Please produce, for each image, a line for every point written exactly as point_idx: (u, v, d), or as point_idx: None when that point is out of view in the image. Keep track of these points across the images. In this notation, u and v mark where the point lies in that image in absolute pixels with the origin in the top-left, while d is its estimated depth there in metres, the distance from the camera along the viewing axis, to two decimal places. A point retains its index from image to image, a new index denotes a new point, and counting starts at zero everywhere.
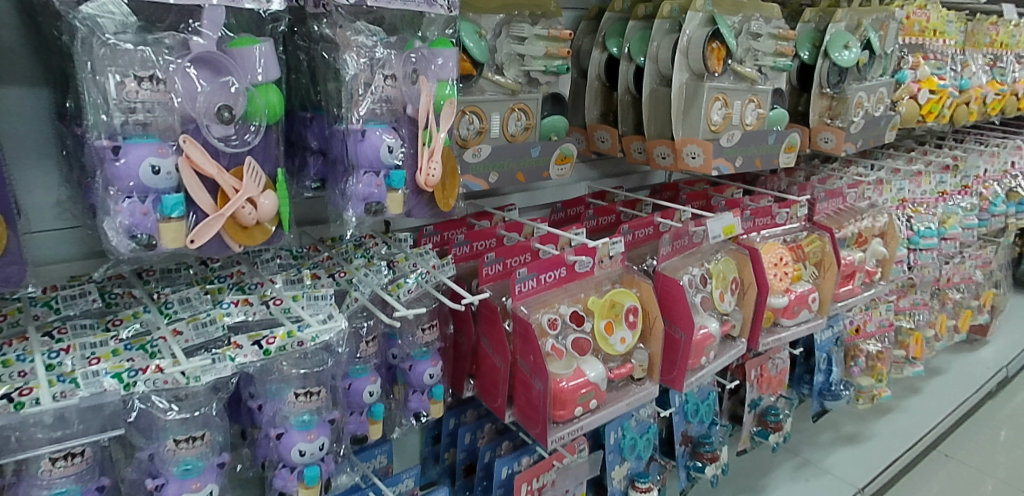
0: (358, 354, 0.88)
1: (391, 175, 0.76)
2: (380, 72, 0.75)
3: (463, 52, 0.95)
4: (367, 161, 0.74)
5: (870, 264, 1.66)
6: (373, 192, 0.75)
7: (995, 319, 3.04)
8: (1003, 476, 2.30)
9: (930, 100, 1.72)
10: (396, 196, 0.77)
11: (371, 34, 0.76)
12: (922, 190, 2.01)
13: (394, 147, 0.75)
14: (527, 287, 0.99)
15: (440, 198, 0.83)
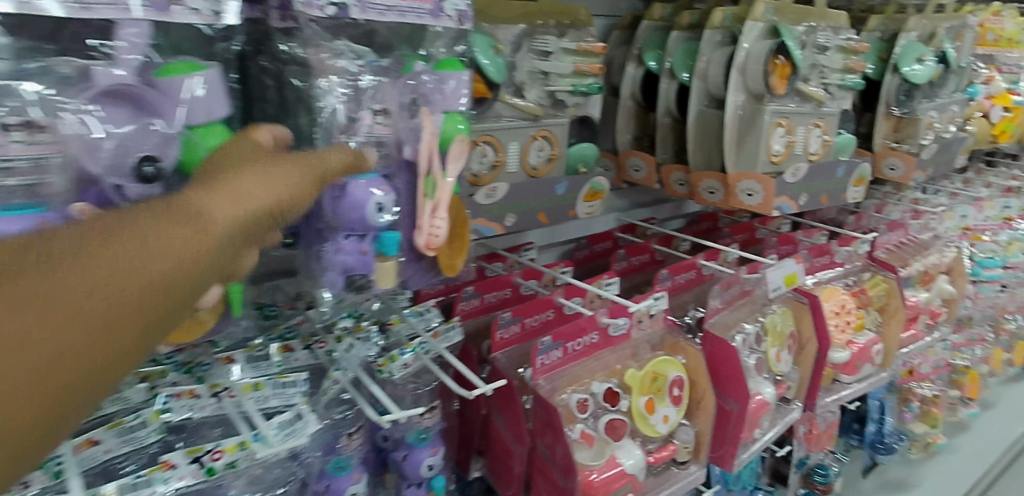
0: (339, 447, 0.72)
1: (381, 238, 0.59)
2: (368, 105, 0.58)
3: (477, 71, 0.77)
4: (348, 223, 0.57)
5: (936, 304, 1.46)
6: (358, 262, 0.59)
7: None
8: None
9: (1003, 118, 1.52)
10: (386, 265, 0.60)
11: (354, 56, 0.60)
12: (985, 216, 1.80)
13: (384, 205, 0.57)
14: (550, 359, 0.82)
15: (446, 260, 0.66)
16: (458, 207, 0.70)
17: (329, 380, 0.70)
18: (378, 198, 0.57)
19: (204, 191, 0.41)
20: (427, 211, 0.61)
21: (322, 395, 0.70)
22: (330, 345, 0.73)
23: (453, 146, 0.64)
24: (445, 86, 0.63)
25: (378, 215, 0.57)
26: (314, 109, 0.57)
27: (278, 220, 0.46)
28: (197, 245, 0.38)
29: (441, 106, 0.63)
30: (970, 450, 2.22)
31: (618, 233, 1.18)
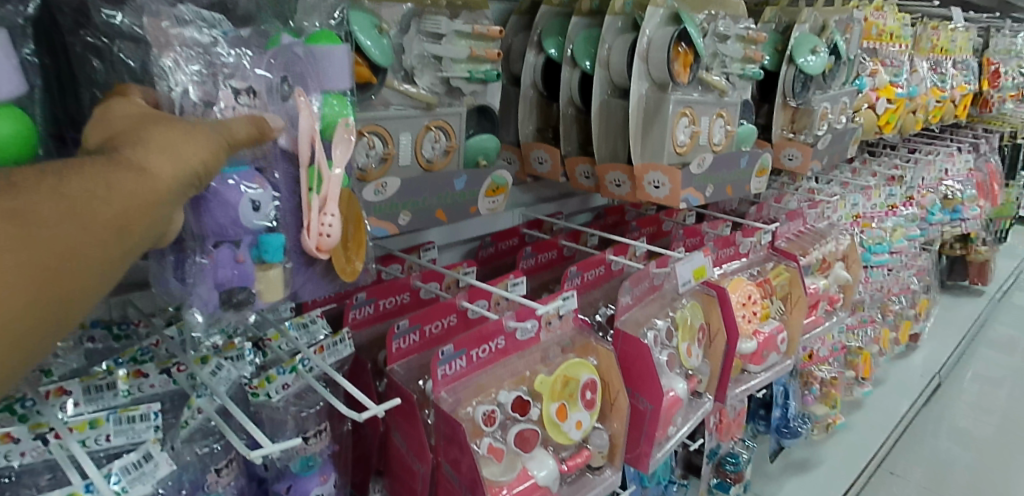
0: (208, 486, 0.62)
1: (262, 241, 0.50)
2: (222, 81, 0.50)
3: (357, 52, 0.69)
4: (213, 225, 0.48)
5: (833, 291, 1.50)
6: (233, 273, 0.50)
7: (927, 324, 3.02)
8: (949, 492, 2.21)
9: (887, 109, 1.59)
10: (269, 274, 0.52)
11: (206, 25, 0.52)
12: (873, 204, 1.89)
13: (260, 203, 0.49)
14: (453, 369, 0.75)
15: (342, 264, 0.58)
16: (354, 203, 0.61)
17: (189, 410, 0.61)
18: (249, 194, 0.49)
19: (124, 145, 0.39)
20: (315, 209, 0.52)
21: (180, 427, 0.61)
22: (192, 367, 0.63)
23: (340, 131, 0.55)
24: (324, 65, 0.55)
25: (253, 213, 0.49)
26: (156, 90, 0.48)
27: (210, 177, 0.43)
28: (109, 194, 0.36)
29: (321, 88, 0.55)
30: (864, 426, 2.34)
31: (524, 230, 1.12)
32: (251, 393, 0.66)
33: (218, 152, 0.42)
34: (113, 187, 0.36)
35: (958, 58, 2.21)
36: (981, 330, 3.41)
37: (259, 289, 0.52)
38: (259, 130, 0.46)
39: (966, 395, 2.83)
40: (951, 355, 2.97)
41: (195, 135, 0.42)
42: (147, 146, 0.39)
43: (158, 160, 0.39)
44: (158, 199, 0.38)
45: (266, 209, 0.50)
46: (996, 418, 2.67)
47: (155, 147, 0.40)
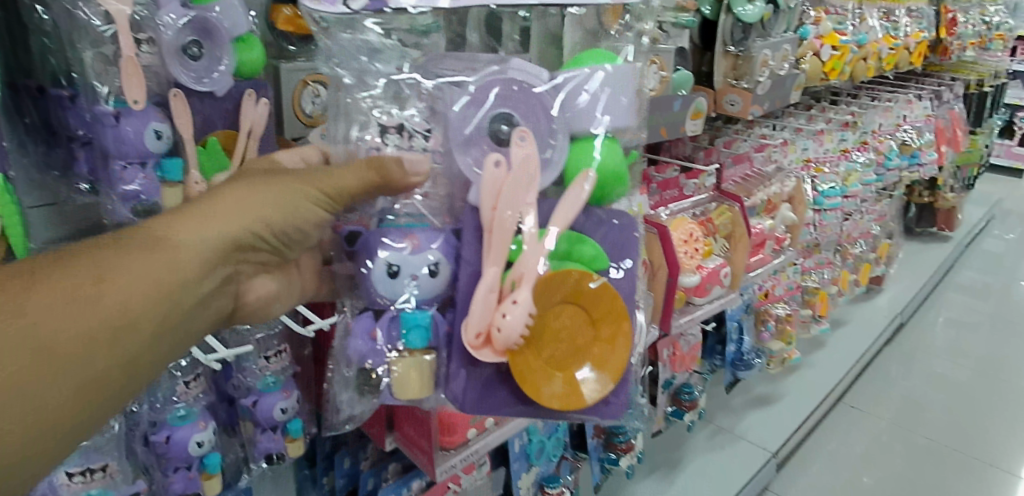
0: (175, 396, 0.70)
1: (404, 319, 0.61)
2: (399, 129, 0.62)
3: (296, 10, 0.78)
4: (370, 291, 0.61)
5: (780, 231, 1.59)
6: (369, 345, 0.62)
7: (891, 267, 3.12)
8: (896, 419, 2.33)
9: (831, 56, 1.65)
10: (409, 359, 0.61)
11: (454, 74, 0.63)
12: (825, 149, 1.97)
13: (398, 275, 0.59)
14: None
15: (524, 370, 0.59)
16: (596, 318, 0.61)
17: None
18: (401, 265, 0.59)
19: (195, 212, 0.53)
20: (488, 301, 0.56)
21: None
22: None
23: (570, 189, 0.60)
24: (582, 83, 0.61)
25: (409, 289, 0.60)
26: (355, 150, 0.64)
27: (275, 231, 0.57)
28: (175, 259, 0.49)
29: (568, 122, 0.61)
30: (824, 363, 2.45)
31: None
32: None
33: (280, 211, 0.57)
34: (169, 256, 0.49)
35: (910, 5, 2.26)
36: (947, 272, 3.51)
37: (395, 372, 0.62)
38: (370, 176, 0.59)
39: (933, 334, 2.93)
40: (915, 298, 3.08)
41: (262, 201, 0.56)
42: (202, 218, 0.53)
43: (208, 227, 0.52)
44: (202, 266, 0.51)
45: (425, 290, 0.60)
46: (969, 358, 2.75)
47: (208, 221, 0.53)
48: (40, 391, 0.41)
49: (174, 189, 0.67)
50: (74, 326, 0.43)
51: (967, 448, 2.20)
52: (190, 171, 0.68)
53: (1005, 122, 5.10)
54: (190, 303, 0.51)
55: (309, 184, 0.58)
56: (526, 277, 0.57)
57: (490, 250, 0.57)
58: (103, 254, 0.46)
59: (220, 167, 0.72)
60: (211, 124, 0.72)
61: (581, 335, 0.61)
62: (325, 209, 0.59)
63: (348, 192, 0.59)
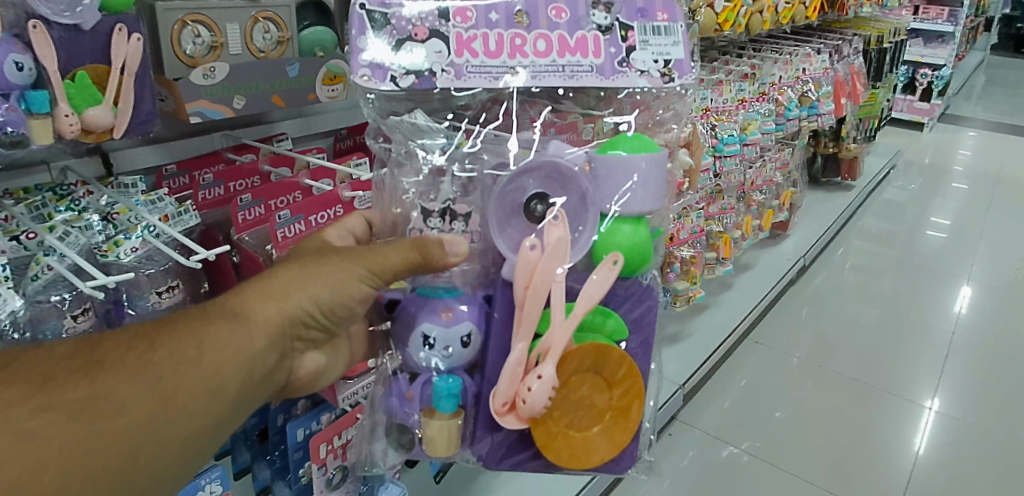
0: (64, 332, 0.73)
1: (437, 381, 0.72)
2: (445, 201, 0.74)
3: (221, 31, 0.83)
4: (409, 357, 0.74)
5: (679, 176, 1.68)
6: (405, 403, 0.74)
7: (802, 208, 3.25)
8: (806, 352, 2.40)
9: (725, 8, 1.74)
10: (433, 415, 0.73)
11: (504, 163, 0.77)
12: (724, 99, 2.08)
13: (433, 344, 0.71)
14: (291, 232, 0.86)
15: (538, 431, 0.71)
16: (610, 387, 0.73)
17: (38, 265, 0.70)
18: (438, 336, 0.71)
19: (257, 292, 0.63)
20: (517, 374, 0.68)
21: (31, 280, 0.70)
22: (39, 233, 0.72)
23: (597, 270, 0.72)
24: (612, 172, 0.75)
25: (441, 354, 0.72)
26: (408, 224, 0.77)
27: (323, 308, 0.66)
28: (236, 332, 0.59)
29: (598, 203, 0.75)
30: (732, 303, 2.47)
31: None
32: (101, 255, 0.75)
33: (326, 289, 0.65)
34: (235, 332, 0.59)
35: None
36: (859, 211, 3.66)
37: (424, 430, 0.73)
38: (410, 254, 0.67)
39: (846, 265, 3.07)
40: (830, 229, 3.19)
41: (312, 280, 0.65)
42: (268, 298, 0.63)
43: (263, 305, 0.63)
44: (258, 343, 0.61)
45: (458, 359, 0.72)
46: (877, 297, 2.79)
47: (271, 296, 0.64)
48: (138, 441, 0.51)
49: (43, 121, 0.68)
50: (159, 389, 0.53)
51: (879, 382, 2.26)
52: (58, 103, 0.70)
53: (909, 78, 5.37)
54: (245, 374, 0.60)
55: (361, 263, 0.67)
56: (549, 354, 0.68)
57: (521, 331, 0.68)
58: (199, 324, 0.58)
59: (93, 100, 0.73)
60: (77, 57, 0.72)
61: (597, 400, 0.73)
62: (370, 284, 0.67)
63: (390, 269, 0.67)
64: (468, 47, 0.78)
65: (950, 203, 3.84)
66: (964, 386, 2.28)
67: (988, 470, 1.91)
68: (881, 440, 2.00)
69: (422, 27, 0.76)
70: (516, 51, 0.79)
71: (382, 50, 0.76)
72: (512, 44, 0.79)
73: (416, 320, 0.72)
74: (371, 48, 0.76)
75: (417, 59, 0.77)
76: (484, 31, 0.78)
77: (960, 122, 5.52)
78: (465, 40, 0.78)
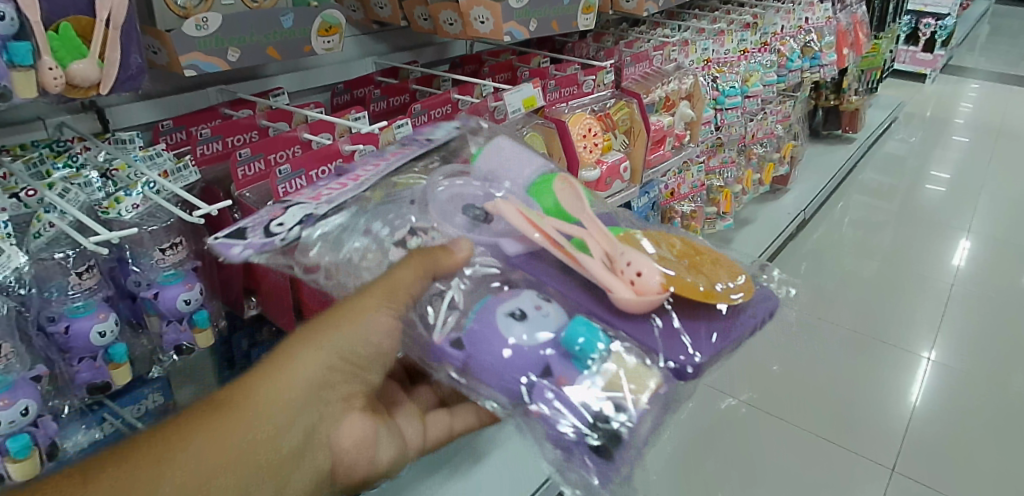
0: (71, 289, 0.73)
1: (568, 346, 0.61)
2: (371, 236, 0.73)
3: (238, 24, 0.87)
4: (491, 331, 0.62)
5: (679, 128, 1.65)
6: (570, 392, 0.59)
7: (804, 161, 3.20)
8: (805, 306, 2.41)
9: None
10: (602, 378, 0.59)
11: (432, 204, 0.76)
12: (725, 50, 2.04)
13: (521, 310, 0.63)
14: (293, 187, 0.86)
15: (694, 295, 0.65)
16: (687, 256, 0.72)
17: (38, 223, 0.70)
18: (527, 309, 0.63)
19: (255, 373, 0.55)
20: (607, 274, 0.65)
21: (34, 237, 0.71)
22: (39, 190, 0.71)
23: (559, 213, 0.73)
24: (496, 162, 0.81)
25: (540, 317, 0.62)
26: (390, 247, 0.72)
27: (336, 358, 0.58)
28: (219, 426, 0.50)
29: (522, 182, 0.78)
30: None
31: (377, 77, 1.17)
32: (102, 212, 0.74)
33: (331, 339, 0.58)
34: (218, 425, 0.50)
35: None
36: (862, 164, 3.61)
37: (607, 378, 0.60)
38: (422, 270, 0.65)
39: (846, 217, 3.05)
40: (832, 182, 3.16)
41: (315, 338, 0.58)
42: (266, 375, 0.55)
43: (258, 384, 0.54)
44: (251, 428, 0.51)
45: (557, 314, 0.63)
46: (877, 252, 2.79)
47: (265, 375, 0.55)
48: None
49: (26, 73, 0.67)
50: None
51: (878, 333, 2.28)
52: (42, 56, 0.68)
53: (914, 28, 5.22)
54: (244, 469, 0.49)
55: (369, 298, 0.61)
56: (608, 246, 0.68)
57: (566, 255, 0.67)
58: (170, 437, 0.48)
59: (78, 53, 0.72)
60: (62, 7, 0.71)
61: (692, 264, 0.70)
62: (387, 311, 0.61)
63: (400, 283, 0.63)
64: (322, 191, 0.76)
65: (951, 155, 3.81)
66: (960, 335, 2.31)
67: (982, 416, 1.96)
68: (880, 390, 2.03)
69: (303, 194, 0.77)
70: (406, 150, 0.85)
71: (259, 235, 0.68)
72: (403, 150, 0.85)
73: (486, 314, 0.63)
74: (245, 240, 0.68)
75: (289, 218, 0.71)
76: (380, 151, 0.86)
77: (963, 73, 5.43)
78: (369, 164, 0.82)
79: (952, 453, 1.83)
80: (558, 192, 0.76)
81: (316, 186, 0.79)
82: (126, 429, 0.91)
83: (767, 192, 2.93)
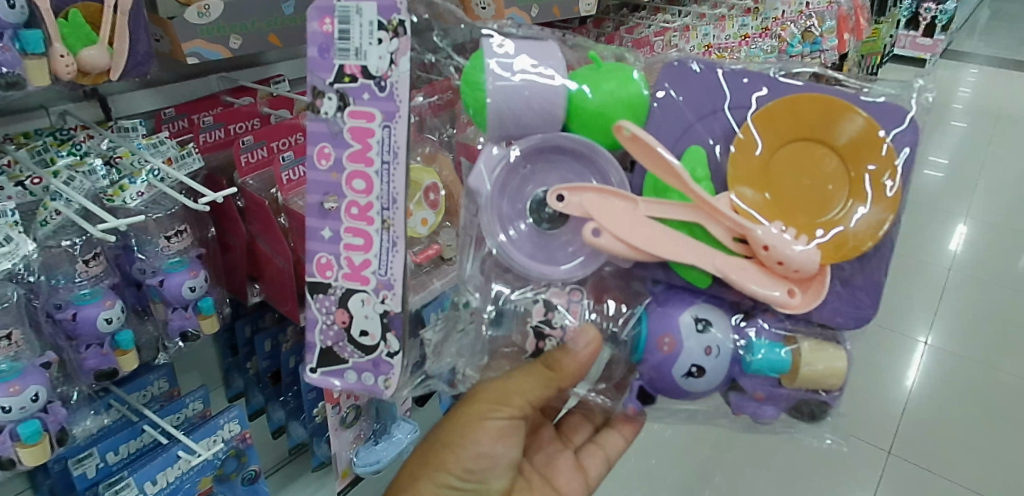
0: (78, 277, 0.74)
1: (755, 367, 0.60)
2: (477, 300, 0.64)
3: (240, 14, 0.84)
4: (664, 368, 0.60)
5: None
6: (771, 392, 0.61)
7: None
8: None
9: None
10: (798, 370, 0.60)
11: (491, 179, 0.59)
12: (726, 35, 2.03)
13: (691, 364, 0.58)
14: (295, 175, 0.86)
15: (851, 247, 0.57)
16: (826, 149, 0.58)
17: (46, 210, 0.70)
18: (699, 359, 0.58)
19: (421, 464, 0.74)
20: (760, 274, 0.56)
21: (40, 225, 0.70)
22: (44, 178, 0.71)
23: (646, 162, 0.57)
24: (518, 107, 0.58)
25: (705, 352, 0.58)
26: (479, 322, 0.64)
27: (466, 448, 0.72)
28: None
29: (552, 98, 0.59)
30: None
31: None
32: (108, 200, 0.75)
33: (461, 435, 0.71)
34: None
35: None
36: None
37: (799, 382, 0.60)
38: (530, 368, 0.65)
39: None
40: None
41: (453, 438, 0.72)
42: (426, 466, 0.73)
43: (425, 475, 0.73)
44: None
45: (722, 342, 0.59)
46: None
47: (412, 485, 0.74)
48: None
49: (38, 62, 0.67)
50: None
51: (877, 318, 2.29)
52: (53, 43, 0.68)
53: (913, 13, 5.19)
54: None
55: (478, 403, 0.70)
56: (748, 231, 0.56)
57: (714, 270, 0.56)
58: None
59: (87, 41, 0.72)
60: None
61: (799, 185, 0.58)
62: (498, 412, 0.70)
63: (509, 395, 0.68)
64: (356, 232, 0.61)
65: (950, 140, 3.81)
66: (956, 319, 2.32)
67: (978, 400, 1.97)
68: (879, 374, 2.04)
69: (329, 263, 0.63)
70: (372, 118, 0.59)
71: (358, 355, 0.65)
72: (369, 128, 0.59)
73: (666, 368, 0.59)
74: (348, 362, 0.65)
75: (368, 324, 0.63)
76: (337, 126, 0.60)
77: (962, 58, 5.42)
78: (347, 168, 0.60)
79: (947, 436, 1.85)
80: (632, 151, 0.57)
81: (324, 237, 0.63)
82: (131, 415, 0.92)
83: None
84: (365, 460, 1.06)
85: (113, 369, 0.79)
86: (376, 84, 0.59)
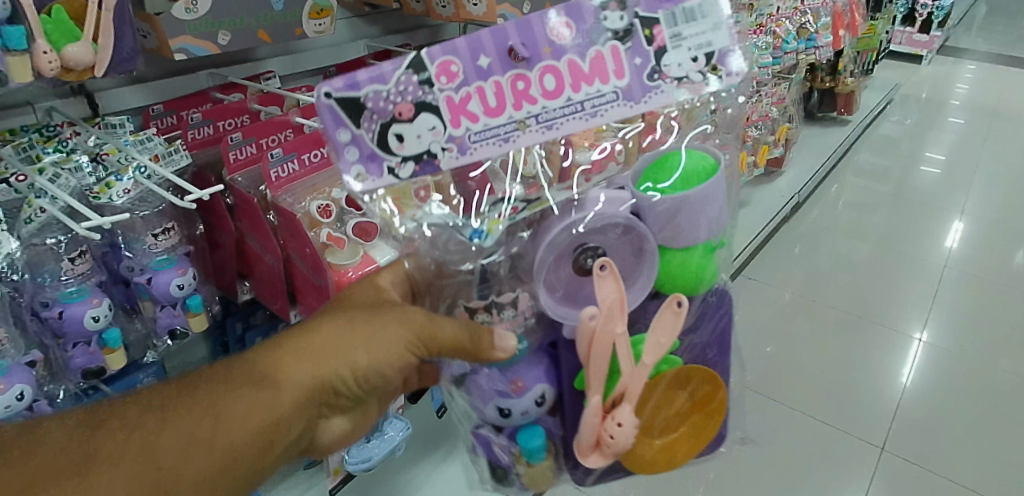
0: (63, 274, 0.74)
1: (519, 438, 0.66)
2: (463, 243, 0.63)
3: (228, 10, 0.83)
4: (494, 391, 0.64)
5: None
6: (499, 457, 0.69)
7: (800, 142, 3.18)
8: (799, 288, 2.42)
9: None
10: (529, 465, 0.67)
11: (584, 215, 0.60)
12: None
13: (505, 412, 0.64)
14: (284, 172, 0.87)
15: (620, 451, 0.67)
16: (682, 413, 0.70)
17: (30, 207, 0.70)
18: (514, 411, 0.64)
19: (289, 356, 0.61)
20: (596, 414, 0.61)
21: (24, 223, 0.70)
22: (29, 175, 0.71)
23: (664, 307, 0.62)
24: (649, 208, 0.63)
25: (518, 413, 0.65)
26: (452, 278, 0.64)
27: (360, 368, 0.61)
28: (264, 406, 0.58)
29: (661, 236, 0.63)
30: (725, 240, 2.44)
31: (370, 60, 1.17)
32: (93, 197, 0.75)
33: (378, 351, 0.61)
34: (242, 405, 0.58)
35: None
36: (856, 145, 3.60)
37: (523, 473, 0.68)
38: (463, 337, 0.59)
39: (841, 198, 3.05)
40: (827, 163, 3.13)
41: (367, 342, 0.61)
42: (303, 356, 0.61)
43: (294, 370, 0.60)
44: (286, 409, 0.59)
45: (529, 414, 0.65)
46: (871, 235, 2.78)
47: (274, 368, 0.60)
48: None
49: (21, 58, 0.67)
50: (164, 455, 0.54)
51: (871, 314, 2.30)
52: (36, 40, 0.68)
53: (910, 9, 5.19)
54: (253, 438, 0.58)
55: (409, 315, 0.62)
56: (628, 396, 0.62)
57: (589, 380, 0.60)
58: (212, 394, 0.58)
59: (71, 36, 0.71)
60: None
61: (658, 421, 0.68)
62: (414, 353, 0.61)
63: (438, 341, 0.60)
64: (464, 112, 0.59)
65: (947, 137, 3.81)
66: (950, 316, 2.33)
67: (970, 397, 1.98)
68: (872, 371, 2.05)
69: (452, 73, 0.58)
70: (621, 79, 0.60)
71: (372, 139, 0.58)
72: (610, 77, 0.59)
73: (487, 394, 0.65)
74: (358, 130, 0.57)
75: (415, 144, 0.58)
76: (598, 37, 0.59)
77: (959, 54, 5.42)
78: (558, 62, 0.59)
79: (942, 432, 1.85)
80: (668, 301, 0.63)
81: (480, 66, 0.58)
82: None
83: (761, 175, 2.79)
84: (356, 457, 1.06)
85: (100, 367, 0.79)
86: (651, 70, 0.60)
